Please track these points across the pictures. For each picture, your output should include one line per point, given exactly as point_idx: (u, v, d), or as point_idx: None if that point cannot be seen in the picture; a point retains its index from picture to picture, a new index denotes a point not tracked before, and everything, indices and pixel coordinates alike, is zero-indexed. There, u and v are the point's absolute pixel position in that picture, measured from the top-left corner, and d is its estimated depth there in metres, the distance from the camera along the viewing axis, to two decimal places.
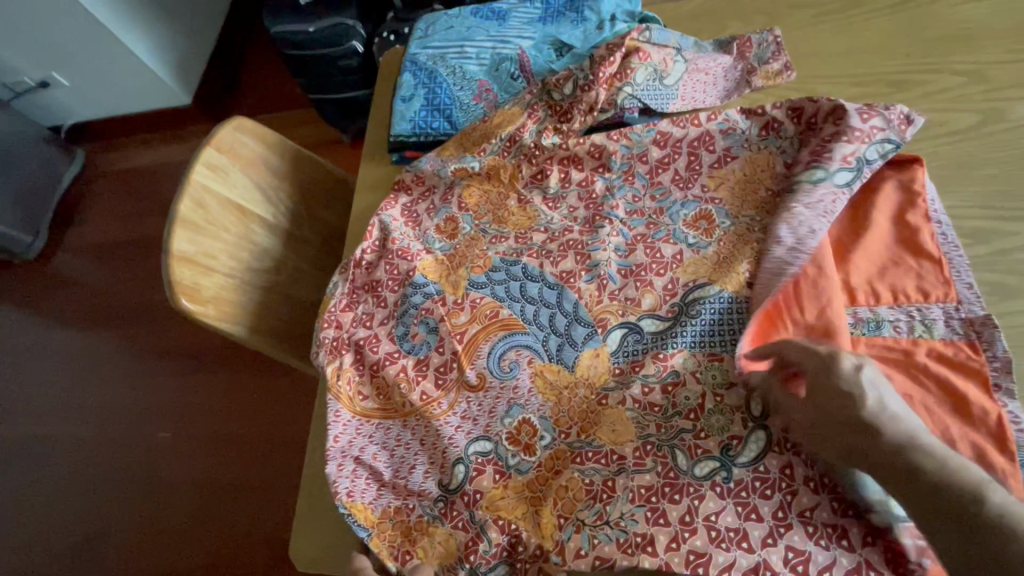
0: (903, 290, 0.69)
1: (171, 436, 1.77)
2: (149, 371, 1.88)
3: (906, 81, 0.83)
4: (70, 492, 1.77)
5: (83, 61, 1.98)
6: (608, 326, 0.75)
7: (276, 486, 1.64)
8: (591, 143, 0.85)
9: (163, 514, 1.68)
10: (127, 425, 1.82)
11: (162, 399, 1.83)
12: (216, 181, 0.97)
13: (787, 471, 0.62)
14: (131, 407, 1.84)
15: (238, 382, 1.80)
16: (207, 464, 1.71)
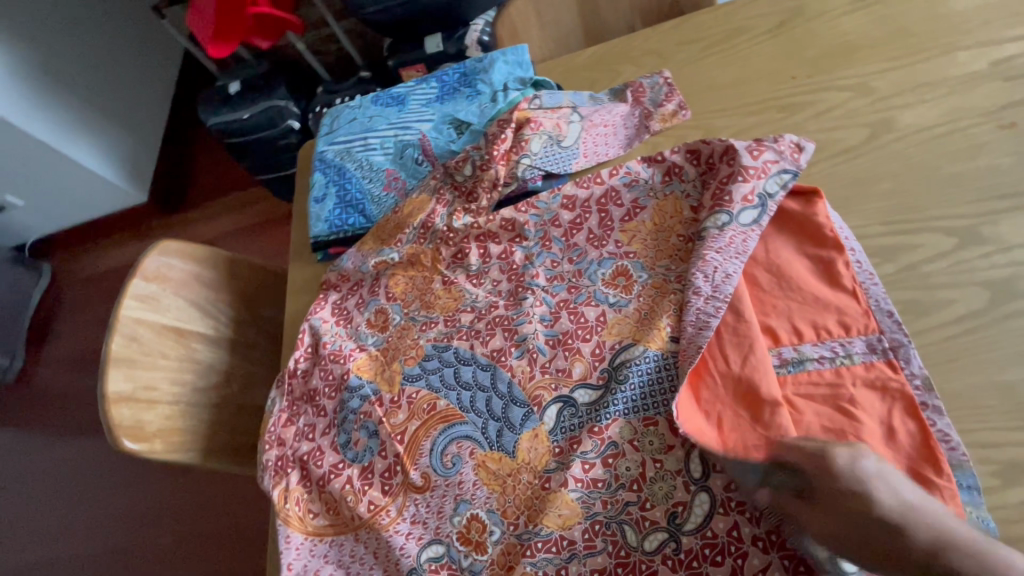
0: (824, 325, 0.68)
1: (130, 557, 1.59)
2: (100, 487, 1.69)
3: (797, 103, 0.84)
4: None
5: (40, 180, 1.83)
6: (543, 402, 0.75)
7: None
8: (502, 218, 0.85)
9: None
10: (84, 552, 1.63)
11: (118, 515, 1.65)
12: (147, 310, 0.95)
13: (735, 533, 0.61)
14: (87, 530, 1.66)
15: (192, 483, 1.61)
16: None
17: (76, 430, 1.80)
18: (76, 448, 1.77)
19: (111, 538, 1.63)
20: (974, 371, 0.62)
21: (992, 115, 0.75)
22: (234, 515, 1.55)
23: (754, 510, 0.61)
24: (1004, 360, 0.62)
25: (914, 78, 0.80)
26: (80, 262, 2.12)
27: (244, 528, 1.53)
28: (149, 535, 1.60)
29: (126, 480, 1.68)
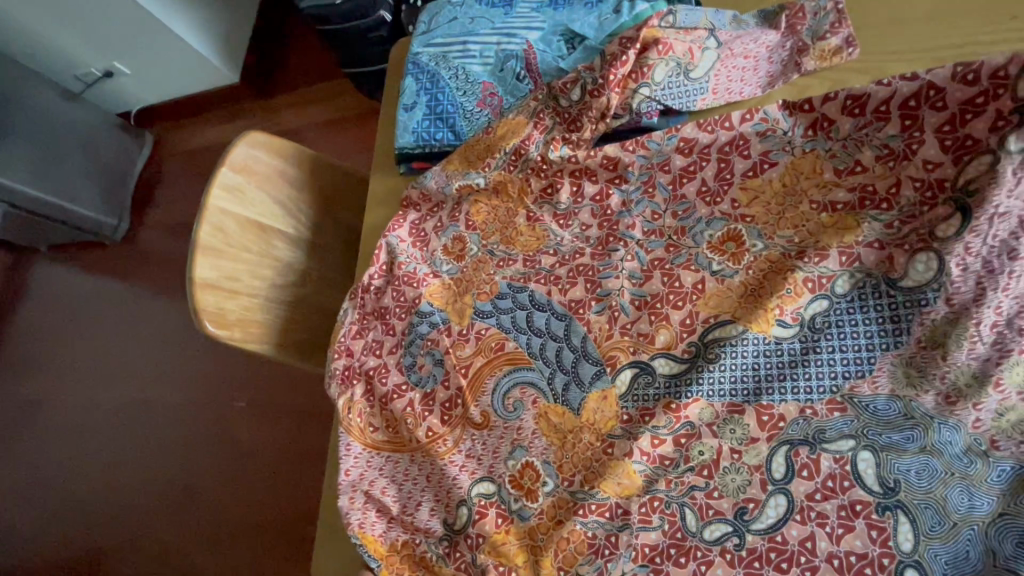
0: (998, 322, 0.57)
1: (200, 416, 1.72)
2: (179, 348, 1.82)
3: (1005, 55, 0.66)
4: (108, 472, 1.75)
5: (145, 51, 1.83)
6: (618, 364, 0.70)
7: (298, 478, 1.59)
8: (604, 155, 0.75)
9: (197, 498, 1.64)
10: (159, 404, 1.77)
11: (193, 376, 1.77)
12: (234, 202, 0.96)
13: (807, 544, 0.57)
14: (166, 381, 1.80)
15: (259, 361, 1.71)
16: (236, 447, 1.65)
17: (164, 290, 1.94)
18: (161, 309, 1.90)
19: (184, 394, 1.76)
20: None
21: None
22: (292, 398, 1.63)
23: (836, 527, 0.57)
24: None
25: None
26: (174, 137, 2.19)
27: (300, 412, 1.62)
28: (217, 401, 1.72)
29: (200, 344, 1.79)
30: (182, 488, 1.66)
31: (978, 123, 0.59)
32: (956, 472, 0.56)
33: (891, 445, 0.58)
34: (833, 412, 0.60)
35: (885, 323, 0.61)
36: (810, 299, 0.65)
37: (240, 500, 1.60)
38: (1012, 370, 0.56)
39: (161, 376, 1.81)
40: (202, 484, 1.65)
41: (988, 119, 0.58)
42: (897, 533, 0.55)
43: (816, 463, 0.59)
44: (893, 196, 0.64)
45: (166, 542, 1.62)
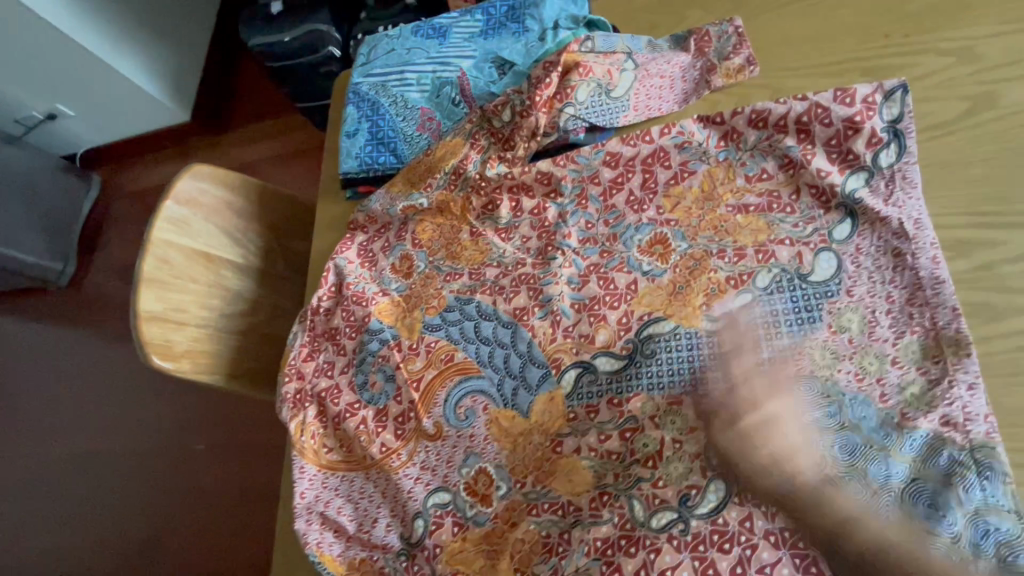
0: (898, 302, 0.64)
1: (152, 462, 1.63)
2: (127, 391, 1.72)
3: (882, 67, 0.75)
4: (53, 531, 1.64)
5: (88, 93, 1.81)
6: (563, 366, 0.73)
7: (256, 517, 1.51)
8: (538, 171, 0.80)
9: (155, 549, 1.55)
10: (106, 453, 1.68)
11: (143, 419, 1.68)
12: (179, 234, 0.96)
13: (746, 524, 0.60)
14: (113, 428, 1.70)
15: (212, 399, 1.63)
16: (193, 490, 1.57)
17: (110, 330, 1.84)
18: (105, 352, 1.80)
19: (133, 440, 1.67)
20: None
21: None
22: (251, 436, 1.58)
23: (771, 505, 0.60)
24: None
25: None
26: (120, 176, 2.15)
27: (258, 449, 1.56)
28: (169, 444, 1.63)
29: (150, 386, 1.70)
30: (139, 540, 1.57)
31: (857, 141, 0.69)
32: (874, 445, 0.59)
33: (816, 425, 0.61)
34: (762, 397, 0.64)
35: (802, 312, 0.66)
36: (735, 294, 0.69)
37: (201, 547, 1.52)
38: (909, 343, 0.61)
39: (109, 423, 1.71)
40: (159, 534, 1.56)
41: (864, 138, 0.69)
42: (823, 506, 0.58)
43: (749, 446, 0.62)
44: (795, 199, 0.72)
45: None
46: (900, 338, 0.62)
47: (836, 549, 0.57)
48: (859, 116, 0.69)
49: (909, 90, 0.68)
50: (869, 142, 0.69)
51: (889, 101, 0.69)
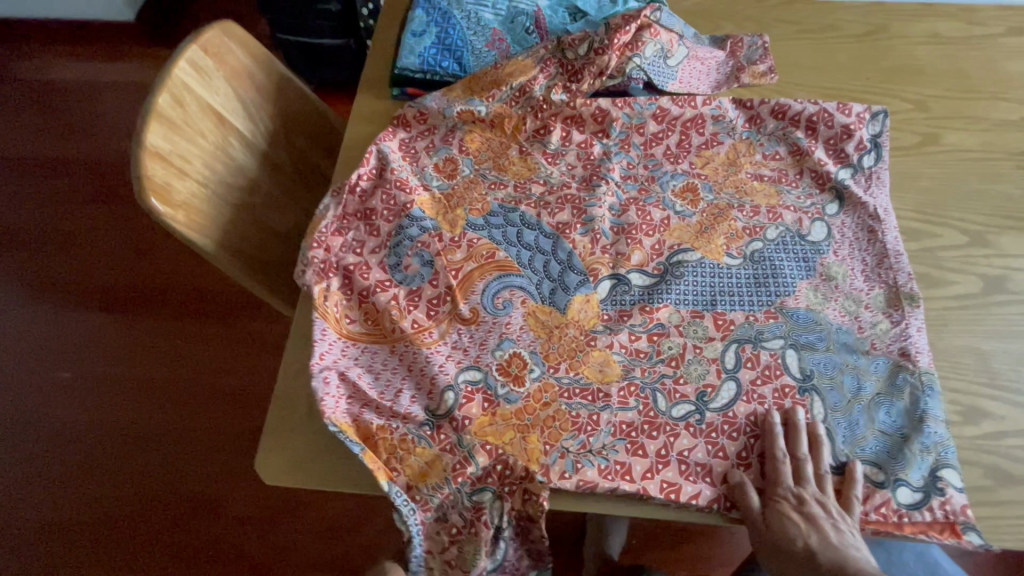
0: (870, 265, 0.80)
1: (81, 387, 1.54)
2: (64, 298, 1.66)
3: (866, 99, 0.95)
4: None
5: None
6: (599, 276, 0.80)
7: (184, 439, 1.45)
8: (597, 107, 0.89)
9: (68, 479, 1.44)
10: (27, 358, 1.59)
11: (79, 342, 1.59)
12: (200, 83, 0.91)
13: (751, 417, 0.70)
14: (42, 349, 1.60)
15: (159, 319, 1.60)
16: (124, 420, 1.49)
17: (50, 246, 1.73)
18: (47, 269, 1.70)
19: (64, 362, 1.57)
20: (958, 335, 0.75)
21: (1016, 156, 0.89)
22: (195, 360, 1.54)
23: (773, 405, 0.70)
24: (983, 333, 0.76)
25: (963, 109, 0.94)
26: (71, 69, 2.04)
27: (204, 382, 1.51)
28: (102, 357, 1.57)
29: (93, 297, 1.65)
30: (42, 449, 1.47)
31: (849, 144, 0.87)
32: (850, 364, 0.73)
33: (807, 344, 0.74)
34: (769, 319, 0.76)
35: (801, 262, 0.80)
36: (748, 240, 0.82)
37: (123, 478, 1.43)
38: (878, 294, 0.77)
39: (37, 338, 1.61)
40: (77, 462, 1.45)
41: (853, 142, 0.87)
42: (812, 408, 0.70)
43: (757, 356, 0.73)
44: (798, 178, 0.87)
45: (25, 530, 1.39)
46: (871, 289, 0.78)
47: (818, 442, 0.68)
48: (854, 125, 0.87)
49: (888, 115, 0.88)
50: (859, 145, 0.87)
51: (874, 120, 0.88)
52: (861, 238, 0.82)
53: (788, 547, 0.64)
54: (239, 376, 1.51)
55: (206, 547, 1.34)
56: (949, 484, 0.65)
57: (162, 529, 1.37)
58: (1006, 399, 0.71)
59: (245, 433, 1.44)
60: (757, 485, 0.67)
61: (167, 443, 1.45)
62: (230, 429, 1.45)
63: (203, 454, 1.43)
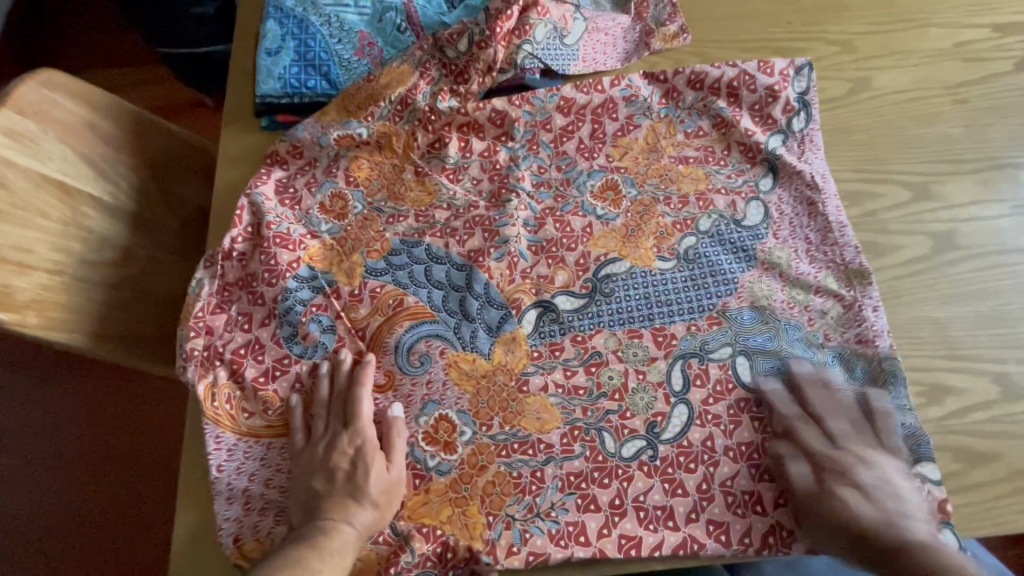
0: (813, 246, 0.73)
1: None
2: None
3: (788, 48, 0.85)
4: None
5: None
6: (523, 306, 0.71)
7: (73, 519, 1.10)
8: (492, 109, 0.78)
9: None
10: None
11: None
12: (22, 152, 0.73)
13: (708, 443, 0.64)
14: None
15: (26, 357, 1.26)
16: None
17: None
18: None
19: None
20: (914, 307, 0.70)
21: (951, 89, 0.82)
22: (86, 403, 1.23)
23: (728, 423, 0.65)
24: (939, 300, 0.70)
25: (891, 44, 0.85)
26: None
27: (61, 459, 1.15)
28: None
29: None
30: None
31: (775, 107, 0.79)
32: (805, 362, 0.67)
33: (756, 348, 0.68)
34: (712, 326, 0.69)
35: (740, 251, 0.73)
36: (681, 237, 0.74)
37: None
38: (827, 277, 0.71)
39: None
40: None
41: (781, 106, 0.79)
42: (770, 420, 0.65)
43: (705, 372, 0.67)
44: (727, 154, 0.78)
45: None
46: (819, 272, 0.72)
47: (782, 455, 0.63)
48: (778, 85, 0.79)
49: (813, 68, 0.80)
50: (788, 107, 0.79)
51: (800, 76, 0.79)
52: (800, 214, 0.75)
53: (795, 496, 0.61)
54: (133, 430, 1.16)
55: None
56: (926, 480, 0.60)
57: None
58: (969, 370, 0.67)
59: (134, 496, 1.12)
60: (722, 446, 0.64)
61: (30, 554, 1.08)
62: (115, 502, 1.11)
63: (100, 536, 1.09)
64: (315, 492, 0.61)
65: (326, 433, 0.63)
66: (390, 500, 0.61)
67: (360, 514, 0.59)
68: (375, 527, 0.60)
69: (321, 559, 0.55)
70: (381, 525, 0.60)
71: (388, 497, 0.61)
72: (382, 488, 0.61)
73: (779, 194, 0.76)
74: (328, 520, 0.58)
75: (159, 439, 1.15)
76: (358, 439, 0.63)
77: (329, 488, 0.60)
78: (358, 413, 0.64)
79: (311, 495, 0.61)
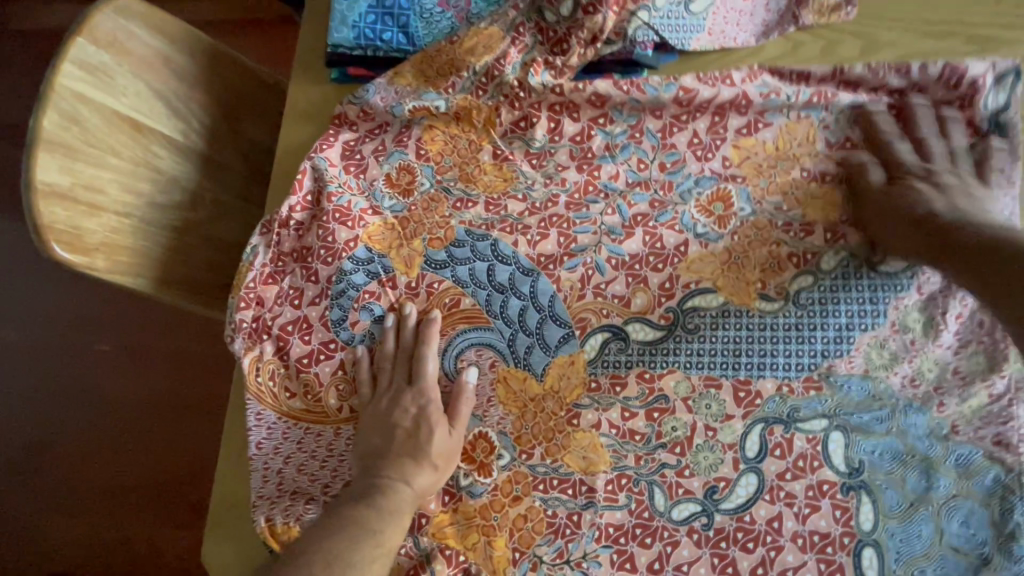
0: (966, 312, 0.59)
1: None
2: None
3: (993, 37, 0.65)
4: None
5: None
6: (589, 328, 0.62)
7: (129, 419, 1.13)
8: (593, 89, 0.66)
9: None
10: None
11: None
12: (98, 87, 0.71)
13: (775, 524, 0.55)
14: None
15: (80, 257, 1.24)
16: (49, 394, 1.16)
17: None
18: None
19: None
20: None
21: None
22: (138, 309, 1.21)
23: (804, 506, 0.55)
24: None
25: None
26: None
27: (114, 364, 1.16)
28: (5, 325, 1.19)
29: None
30: None
31: (954, 125, 0.62)
32: (918, 454, 0.56)
33: (859, 427, 0.57)
34: (809, 390, 0.58)
35: (867, 304, 0.59)
36: (794, 274, 0.61)
37: (45, 507, 1.12)
38: (971, 355, 0.58)
39: None
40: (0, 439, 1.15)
41: (963, 124, 0.62)
42: (857, 514, 0.55)
43: (789, 442, 0.57)
44: (878, 176, 0.63)
45: None
46: (964, 346, 0.58)
47: (863, 558, 0.54)
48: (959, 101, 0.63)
49: (1020, 77, 0.61)
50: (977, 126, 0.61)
51: (997, 86, 0.62)
52: None
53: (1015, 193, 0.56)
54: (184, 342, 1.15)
55: (174, 552, 1.08)
56: None
57: (117, 529, 1.10)
58: None
59: (182, 409, 1.13)
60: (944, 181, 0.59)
61: (87, 450, 1.13)
62: (165, 411, 1.13)
63: (154, 439, 1.12)
64: (373, 448, 0.59)
65: (391, 387, 0.61)
66: (449, 462, 0.59)
67: (418, 476, 0.57)
68: (432, 489, 0.58)
69: (381, 519, 0.54)
70: (435, 488, 0.58)
71: (448, 462, 0.59)
72: (442, 453, 0.58)
73: None
74: (384, 479, 0.56)
75: (206, 361, 1.14)
76: (422, 400, 0.60)
77: (388, 444, 0.58)
78: (425, 374, 0.61)
79: (369, 451, 0.59)
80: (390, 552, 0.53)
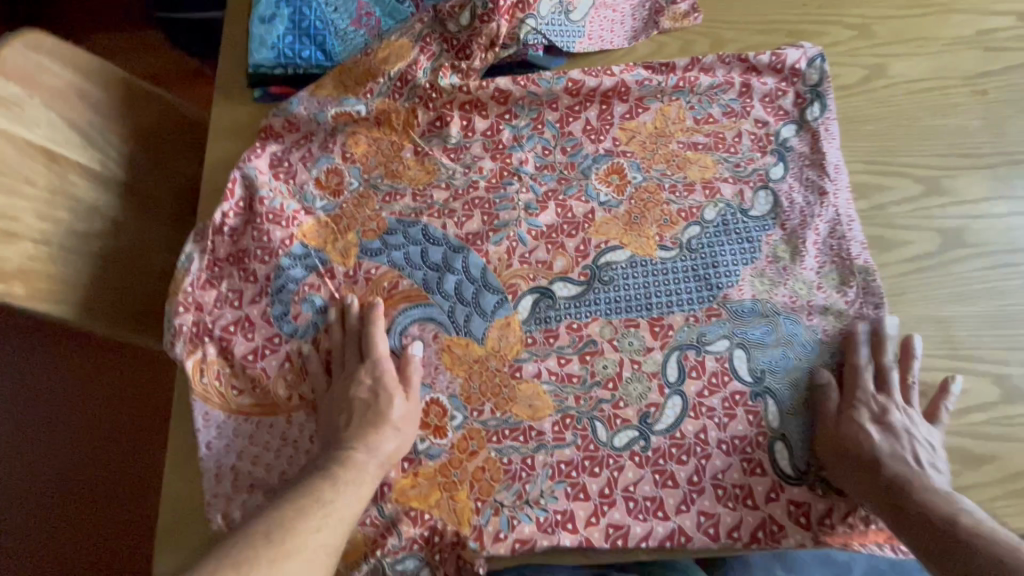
0: (821, 239, 0.72)
1: None
2: None
3: (804, 31, 0.82)
4: None
5: None
6: (520, 292, 0.69)
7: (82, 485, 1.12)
8: (496, 87, 0.75)
9: None
10: None
11: None
12: (8, 118, 0.71)
13: (701, 435, 0.63)
14: None
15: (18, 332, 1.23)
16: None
17: None
18: None
19: None
20: (918, 305, 0.69)
21: (970, 80, 0.79)
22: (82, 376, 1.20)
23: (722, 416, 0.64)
24: (942, 298, 0.69)
25: (912, 31, 0.82)
26: None
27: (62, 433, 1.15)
28: None
29: None
30: None
31: (786, 99, 0.78)
32: (803, 358, 0.66)
33: (755, 341, 0.67)
34: (711, 318, 0.68)
35: (745, 242, 0.71)
36: (685, 226, 0.72)
37: None
38: (828, 272, 0.70)
39: None
40: None
41: (792, 97, 0.78)
42: (765, 414, 0.64)
43: (702, 364, 0.66)
44: (737, 142, 0.76)
45: None
46: (823, 265, 0.71)
47: (775, 450, 0.63)
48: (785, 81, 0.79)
49: (825, 59, 0.78)
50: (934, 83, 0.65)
51: (811, 67, 0.78)
52: (808, 208, 0.73)
53: None
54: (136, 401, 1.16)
55: None
56: None
57: None
58: (966, 370, 0.66)
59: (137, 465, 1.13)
60: None
61: (31, 521, 1.10)
62: (120, 471, 1.13)
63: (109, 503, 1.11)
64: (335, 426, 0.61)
65: (342, 369, 0.65)
66: (409, 427, 0.62)
67: (379, 441, 0.60)
68: (396, 454, 0.61)
69: (335, 487, 0.56)
70: (400, 454, 0.61)
71: (408, 426, 0.62)
72: (402, 417, 0.62)
73: (788, 186, 0.74)
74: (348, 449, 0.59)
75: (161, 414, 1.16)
76: (377, 370, 0.63)
77: (348, 419, 0.61)
78: (375, 349, 0.65)
79: (332, 430, 0.61)
80: (345, 519, 0.55)
